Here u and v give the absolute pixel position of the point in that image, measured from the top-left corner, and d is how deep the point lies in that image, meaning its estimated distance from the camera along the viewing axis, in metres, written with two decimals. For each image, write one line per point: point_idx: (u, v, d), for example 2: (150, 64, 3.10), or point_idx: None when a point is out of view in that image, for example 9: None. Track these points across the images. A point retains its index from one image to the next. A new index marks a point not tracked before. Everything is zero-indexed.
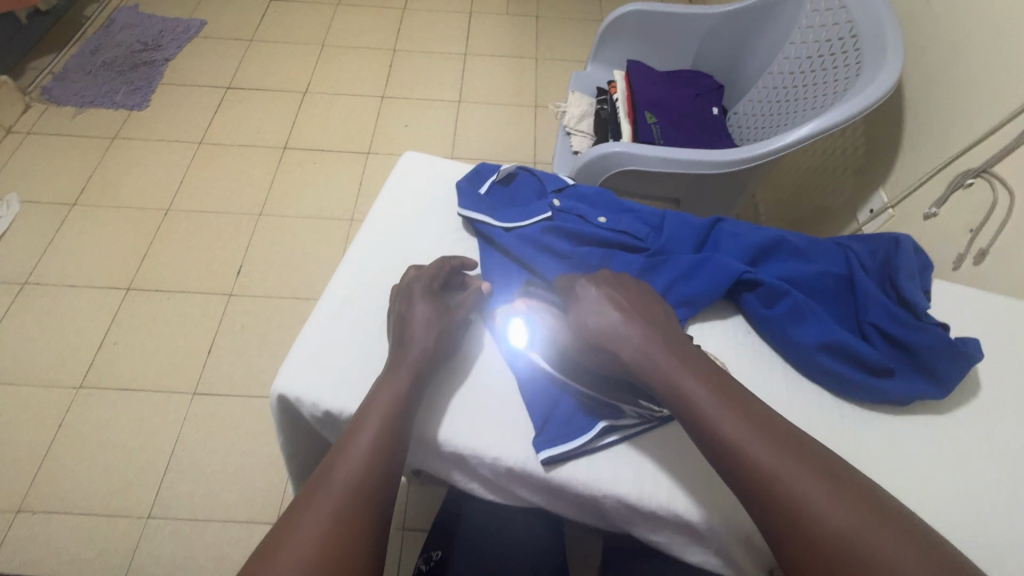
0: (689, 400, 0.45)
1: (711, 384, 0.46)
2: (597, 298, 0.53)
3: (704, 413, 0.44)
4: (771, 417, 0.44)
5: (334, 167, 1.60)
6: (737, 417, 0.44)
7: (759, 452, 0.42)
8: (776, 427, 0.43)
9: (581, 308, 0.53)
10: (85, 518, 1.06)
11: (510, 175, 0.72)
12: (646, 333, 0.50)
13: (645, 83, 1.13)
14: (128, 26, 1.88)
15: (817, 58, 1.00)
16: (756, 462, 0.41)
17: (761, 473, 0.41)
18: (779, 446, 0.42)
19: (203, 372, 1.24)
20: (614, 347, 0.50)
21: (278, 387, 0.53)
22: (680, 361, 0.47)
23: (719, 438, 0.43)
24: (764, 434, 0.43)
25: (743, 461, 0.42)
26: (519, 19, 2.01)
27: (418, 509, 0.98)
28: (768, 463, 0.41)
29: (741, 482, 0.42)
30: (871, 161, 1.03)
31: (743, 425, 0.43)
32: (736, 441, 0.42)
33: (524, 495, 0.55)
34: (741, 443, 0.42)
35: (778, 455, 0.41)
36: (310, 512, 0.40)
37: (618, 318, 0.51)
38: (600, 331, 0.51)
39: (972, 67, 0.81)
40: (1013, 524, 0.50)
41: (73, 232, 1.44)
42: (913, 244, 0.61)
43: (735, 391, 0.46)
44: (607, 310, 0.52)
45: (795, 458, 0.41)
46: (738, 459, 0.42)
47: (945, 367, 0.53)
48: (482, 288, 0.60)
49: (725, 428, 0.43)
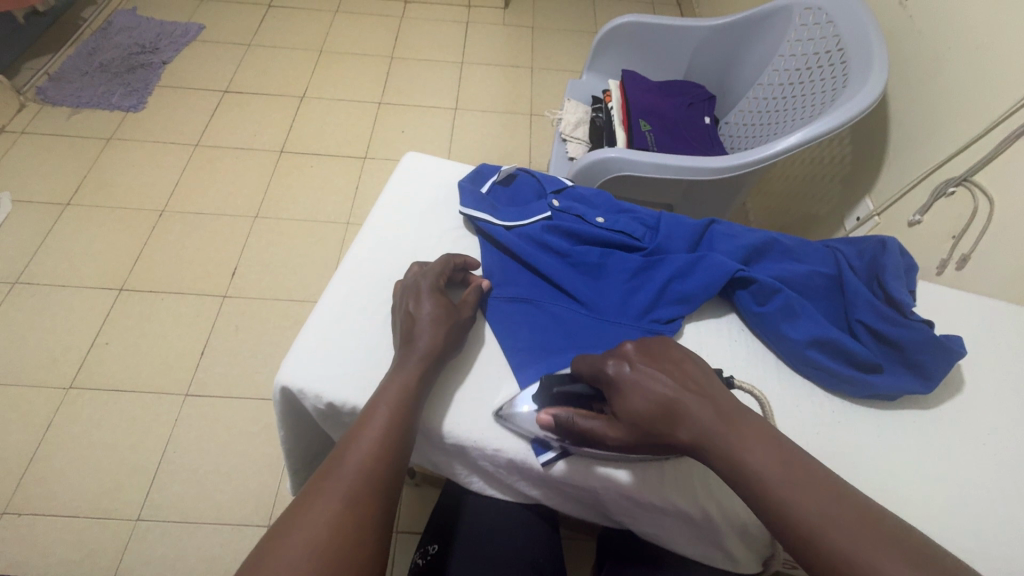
0: (758, 486, 0.41)
1: (778, 461, 0.41)
2: (637, 376, 0.47)
3: (775, 496, 0.40)
4: (847, 492, 0.40)
5: (331, 171, 1.61)
6: (812, 499, 0.39)
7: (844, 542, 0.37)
8: (854, 505, 0.39)
9: (620, 390, 0.48)
10: (73, 519, 1.05)
11: (510, 176, 0.74)
12: (698, 411, 0.44)
13: (640, 92, 1.15)
14: (126, 28, 1.89)
15: (806, 70, 1.03)
16: (841, 553, 0.37)
17: (851, 567, 0.36)
18: (864, 531, 0.38)
19: (196, 373, 1.23)
20: (666, 432, 0.45)
21: (281, 378, 0.54)
22: (739, 438, 0.43)
23: (796, 527, 0.39)
24: (844, 518, 0.38)
25: (827, 552, 0.38)
26: (515, 29, 2.04)
27: (412, 512, 0.98)
28: (855, 555, 0.37)
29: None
30: (858, 170, 1.06)
31: (818, 507, 0.39)
32: (817, 529, 0.38)
33: (523, 488, 0.56)
34: (822, 531, 0.38)
35: (865, 543, 0.37)
36: (324, 496, 0.41)
37: (663, 396, 0.46)
38: (646, 417, 0.46)
39: (954, 80, 0.84)
40: (996, 515, 0.51)
41: (66, 231, 1.43)
42: (899, 246, 0.64)
43: (805, 467, 0.41)
44: (650, 391, 0.46)
45: (883, 542, 0.37)
46: (821, 550, 0.38)
47: (929, 362, 0.55)
48: (484, 287, 0.61)
49: (802, 517, 0.39)
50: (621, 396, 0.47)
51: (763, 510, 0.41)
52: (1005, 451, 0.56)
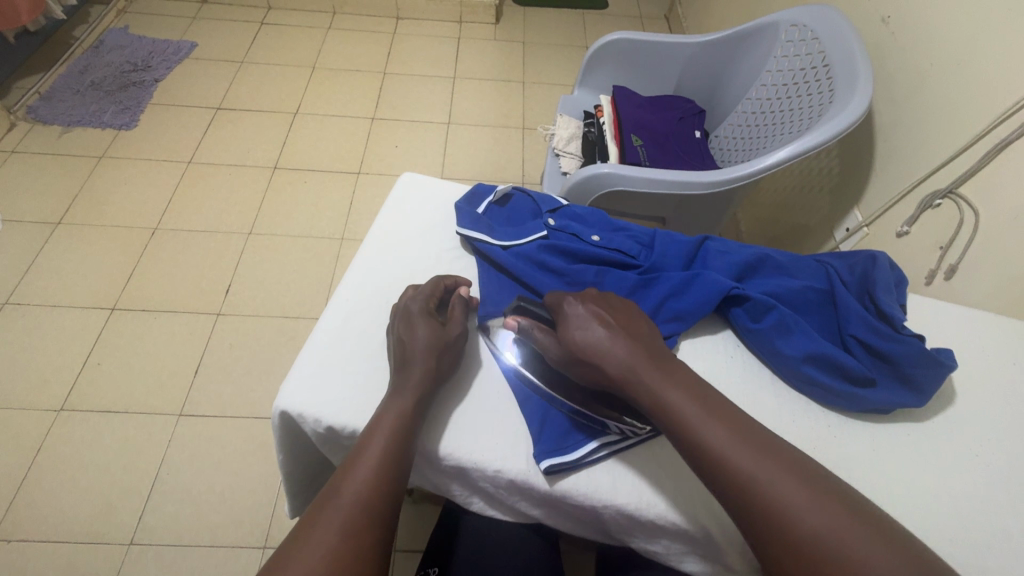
0: (672, 411, 0.46)
1: (694, 395, 0.47)
2: (584, 315, 0.53)
3: (687, 423, 0.45)
4: (750, 425, 0.45)
5: (325, 187, 1.61)
6: (719, 426, 0.44)
7: (742, 462, 0.42)
8: (754, 434, 0.44)
9: (567, 320, 0.53)
10: (64, 544, 1.03)
11: (506, 196, 0.75)
12: (629, 349, 0.50)
13: (632, 107, 1.17)
14: (118, 46, 1.89)
15: (792, 85, 1.06)
16: (740, 470, 0.42)
17: (745, 483, 0.42)
18: (762, 454, 0.43)
19: (190, 393, 1.22)
20: (597, 361, 0.50)
21: (280, 403, 0.54)
22: (661, 374, 0.48)
23: (699, 448, 0.44)
24: (746, 443, 0.43)
25: (727, 470, 0.43)
26: (506, 44, 2.07)
27: (409, 530, 0.97)
28: (751, 472, 0.42)
29: (725, 490, 0.43)
30: (846, 182, 1.08)
31: (723, 432, 0.44)
32: (720, 452, 0.43)
33: (524, 508, 0.56)
34: (725, 452, 0.43)
35: (763, 465, 0.42)
36: (320, 529, 0.41)
37: (602, 332, 0.51)
38: (583, 344, 0.51)
39: (937, 95, 0.86)
40: (990, 526, 0.52)
41: (57, 250, 1.42)
42: (888, 260, 0.65)
43: (717, 401, 0.47)
44: (591, 326, 0.52)
45: (775, 466, 0.42)
46: (722, 468, 0.43)
47: (921, 375, 0.56)
48: (466, 296, 0.62)
49: (706, 439, 0.44)
50: (566, 325, 0.53)
51: (674, 434, 0.46)
52: (997, 462, 0.57)
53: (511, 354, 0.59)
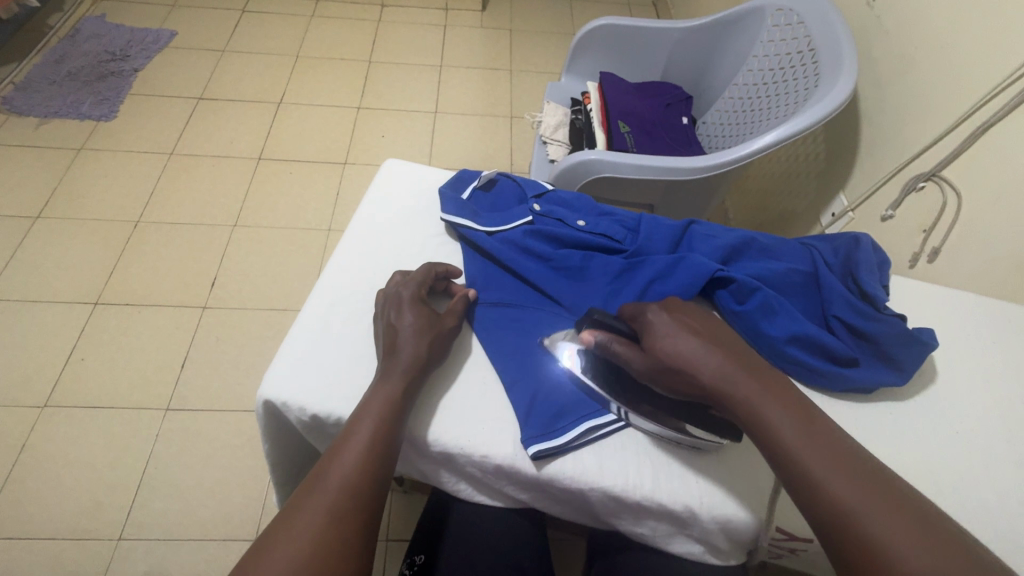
0: (769, 430, 0.44)
1: (793, 416, 0.44)
2: (672, 324, 0.51)
3: (782, 443, 0.43)
4: (855, 454, 0.42)
5: (311, 177, 1.59)
6: (818, 452, 0.42)
7: (845, 490, 0.40)
8: (860, 464, 0.41)
9: (652, 328, 0.51)
10: (51, 541, 1.02)
11: (490, 181, 0.74)
12: (722, 361, 0.48)
13: (619, 94, 1.16)
14: (95, 35, 1.84)
15: (778, 70, 1.05)
16: (841, 498, 0.40)
17: (850, 513, 0.39)
18: (866, 488, 0.40)
19: (176, 387, 1.21)
20: (686, 372, 0.48)
21: (263, 392, 0.53)
22: (756, 389, 0.46)
23: (800, 471, 0.42)
24: (849, 474, 0.40)
25: (828, 496, 0.40)
26: (493, 31, 2.04)
27: (401, 520, 0.97)
28: (852, 503, 0.39)
29: (821, 520, 0.40)
30: (832, 167, 1.09)
31: (824, 458, 0.41)
32: (823, 478, 0.41)
33: (511, 493, 0.56)
34: (823, 478, 0.41)
35: (867, 498, 0.39)
36: (306, 511, 0.41)
37: (691, 341, 0.49)
38: (671, 354, 0.49)
39: (920, 79, 0.87)
40: (969, 501, 0.53)
41: (36, 244, 1.39)
42: (871, 242, 0.65)
43: (818, 425, 0.44)
44: (680, 335, 0.50)
45: (885, 498, 0.39)
46: (819, 495, 0.40)
47: (902, 354, 0.57)
48: (470, 296, 0.61)
49: (807, 461, 0.42)
50: (652, 334, 0.51)
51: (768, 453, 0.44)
52: (977, 438, 0.58)
53: (572, 365, 0.55)
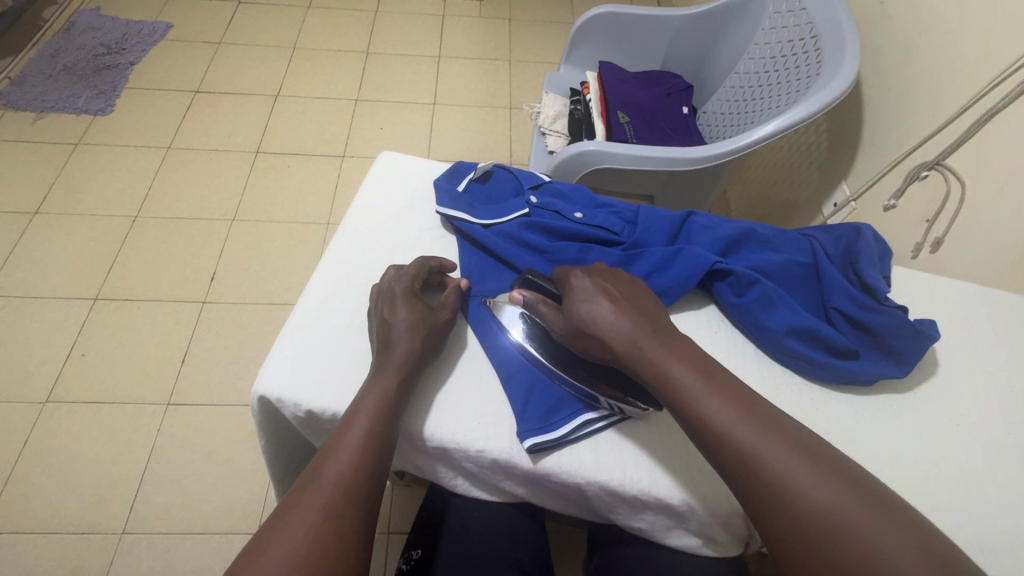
0: (675, 385, 0.46)
1: (696, 369, 0.46)
2: (590, 288, 0.53)
3: (689, 397, 0.45)
4: (753, 398, 0.45)
5: (309, 170, 1.58)
6: (723, 401, 0.44)
7: (744, 435, 0.42)
8: (758, 409, 0.44)
9: (573, 293, 0.53)
10: (55, 535, 1.03)
11: (487, 173, 0.73)
12: (632, 325, 0.50)
13: (618, 84, 1.15)
14: (90, 28, 1.83)
15: (780, 58, 1.04)
16: (741, 443, 0.42)
17: (750, 456, 0.42)
18: (766, 430, 0.43)
19: (177, 382, 1.21)
20: (600, 335, 0.50)
21: (258, 388, 0.53)
22: (663, 350, 0.48)
23: (703, 421, 0.44)
24: (751, 419, 0.43)
25: (730, 444, 0.43)
26: (492, 21, 2.02)
27: (401, 512, 0.98)
28: (754, 447, 0.42)
29: (728, 464, 0.43)
30: (834, 156, 1.08)
31: (728, 407, 0.44)
32: (723, 426, 0.43)
33: (508, 487, 0.56)
34: (727, 427, 0.43)
35: (767, 440, 0.42)
36: (302, 509, 0.41)
37: (605, 306, 0.51)
38: (588, 318, 0.51)
39: (924, 66, 0.85)
40: (970, 493, 0.53)
41: (35, 240, 1.39)
42: (873, 233, 0.64)
43: (722, 376, 0.46)
44: (598, 299, 0.52)
45: (777, 438, 0.42)
46: (724, 442, 0.43)
47: (904, 347, 0.56)
48: (462, 286, 0.60)
49: (709, 412, 0.44)
50: (571, 299, 0.53)
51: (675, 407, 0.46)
52: (979, 430, 0.57)
53: (516, 329, 0.58)
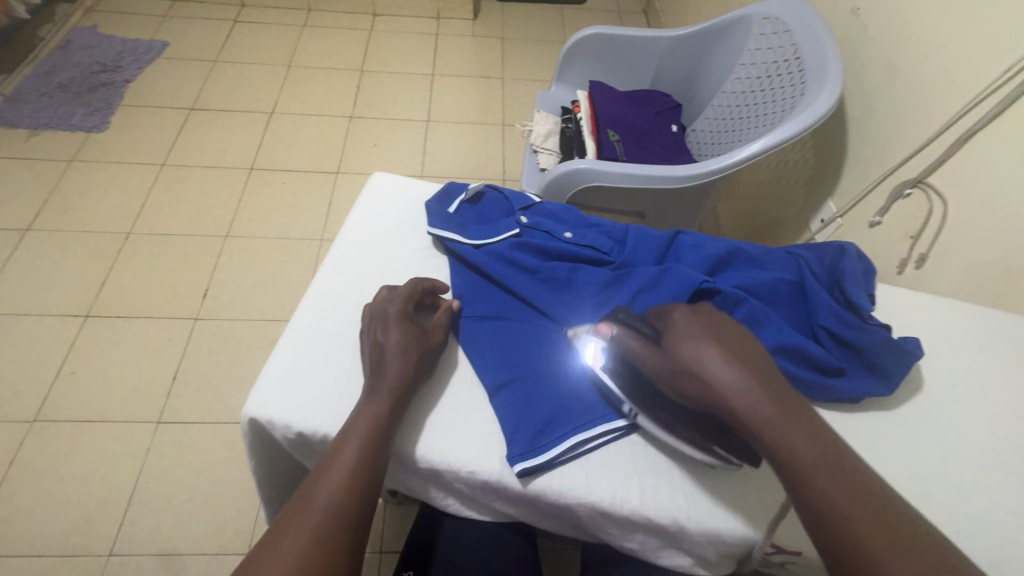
0: (785, 450, 0.43)
1: (811, 440, 0.43)
2: (696, 335, 0.49)
3: (800, 465, 0.42)
4: (873, 485, 0.41)
5: (303, 187, 1.59)
6: (840, 485, 0.40)
7: (857, 523, 0.39)
8: (878, 500, 0.40)
9: (677, 332, 0.50)
10: (41, 557, 1.01)
11: (477, 194, 0.74)
12: (747, 374, 0.46)
13: (608, 102, 1.17)
14: (86, 46, 1.84)
15: (766, 78, 1.06)
16: (851, 528, 0.39)
17: (858, 543, 0.38)
18: (887, 527, 0.38)
19: (167, 400, 1.20)
20: (705, 386, 0.47)
21: (249, 409, 0.53)
22: (779, 412, 0.44)
23: (809, 493, 0.41)
24: (869, 508, 0.39)
25: (836, 524, 0.39)
26: (485, 40, 2.05)
27: (394, 531, 0.97)
28: (868, 538, 0.38)
29: (830, 545, 0.39)
30: (820, 173, 1.10)
31: (842, 489, 0.40)
32: (835, 505, 0.40)
33: (500, 508, 0.56)
34: (841, 508, 0.40)
35: (886, 535, 0.38)
36: (294, 532, 0.41)
37: (712, 352, 0.47)
38: (694, 365, 0.47)
39: (904, 87, 0.88)
40: (957, 509, 0.53)
41: (27, 257, 1.38)
42: (856, 251, 0.66)
43: (841, 452, 0.42)
44: (707, 347, 0.48)
45: (899, 537, 0.38)
46: (830, 521, 0.39)
47: (888, 364, 0.57)
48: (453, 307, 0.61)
49: (823, 486, 0.41)
50: (676, 338, 0.50)
51: (787, 473, 0.42)
52: (965, 446, 0.58)
53: (592, 360, 0.55)
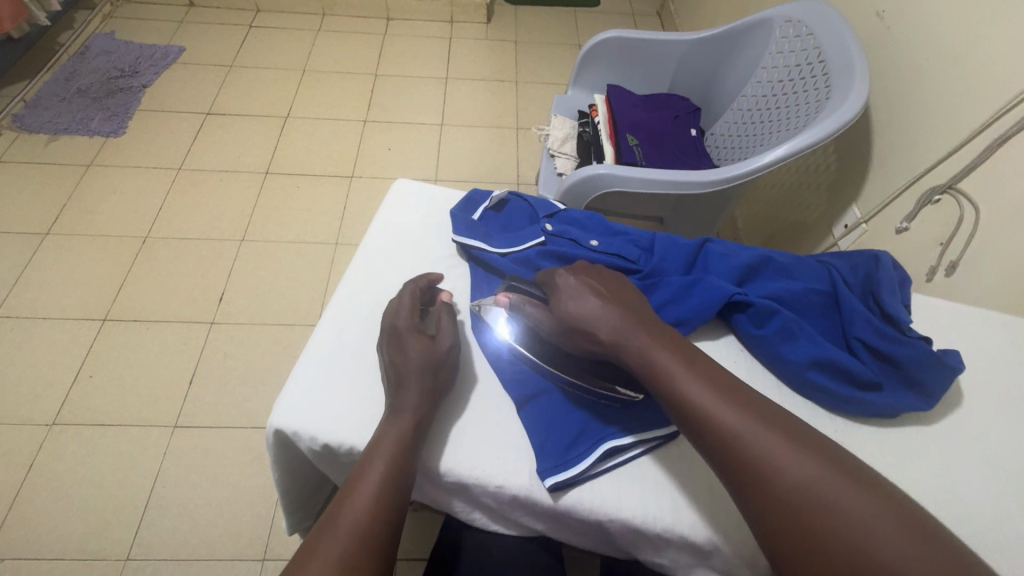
0: (661, 373, 0.48)
1: (680, 357, 0.49)
2: (574, 286, 0.55)
3: (675, 383, 0.47)
4: (734, 383, 0.47)
5: (318, 191, 1.59)
6: (709, 389, 0.46)
7: (728, 419, 0.44)
8: (739, 393, 0.46)
9: (558, 289, 0.56)
10: (59, 561, 1.01)
11: (502, 201, 0.74)
12: (619, 314, 0.52)
13: (626, 106, 1.16)
14: (104, 52, 1.86)
15: (788, 82, 1.04)
16: (723, 427, 0.44)
17: (732, 438, 0.43)
18: (752, 415, 0.44)
19: (184, 404, 1.20)
20: (587, 329, 0.52)
21: (274, 421, 0.52)
22: (648, 338, 0.50)
23: (687, 406, 0.46)
24: (736, 403, 0.45)
25: (713, 428, 0.44)
26: (498, 43, 2.05)
27: (412, 539, 0.96)
28: (737, 430, 0.43)
29: (712, 447, 0.44)
30: (843, 178, 1.08)
31: (711, 393, 0.46)
32: (707, 409, 0.45)
33: (527, 522, 0.55)
34: (712, 411, 0.44)
35: (751, 423, 0.43)
36: (321, 558, 0.40)
37: (591, 299, 0.54)
38: (575, 312, 0.53)
39: (933, 91, 0.86)
40: (1001, 529, 0.51)
41: (46, 261, 1.40)
42: (892, 260, 0.64)
43: (704, 364, 0.48)
44: (585, 295, 0.54)
45: (764, 423, 0.44)
46: (709, 426, 0.44)
47: (929, 379, 0.55)
48: (446, 301, 0.60)
49: (694, 397, 0.46)
50: (558, 295, 0.55)
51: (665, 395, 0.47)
52: (1007, 463, 0.56)
53: (504, 331, 0.59)
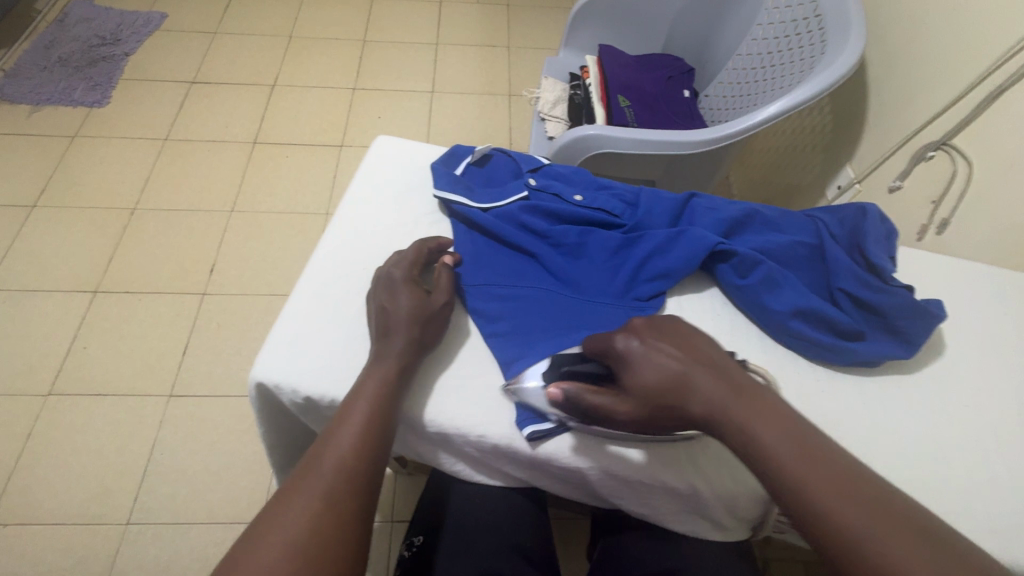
0: (766, 456, 0.41)
1: (790, 437, 0.41)
2: (648, 351, 0.47)
3: (788, 471, 0.40)
4: (855, 469, 0.40)
5: (307, 160, 1.57)
6: (826, 478, 0.39)
7: (851, 518, 0.37)
8: (861, 483, 0.39)
9: (628, 357, 0.48)
10: (60, 526, 1.03)
11: (485, 156, 0.73)
12: (709, 383, 0.45)
13: (618, 67, 1.13)
14: (84, 19, 1.81)
15: (783, 38, 1.02)
16: (845, 526, 0.37)
17: (857, 541, 0.37)
18: (877, 513, 0.37)
19: (178, 373, 1.21)
20: (673, 403, 0.45)
21: (256, 374, 0.52)
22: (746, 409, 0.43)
23: (799, 499, 0.39)
24: (855, 497, 0.38)
25: (834, 529, 0.37)
26: (490, 7, 1.99)
27: (405, 499, 0.98)
28: (862, 531, 0.37)
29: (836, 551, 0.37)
30: (838, 138, 1.06)
31: (829, 483, 0.39)
32: (825, 505, 0.38)
33: (510, 472, 0.55)
34: (828, 504, 0.38)
35: (878, 522, 0.37)
36: (303, 494, 0.40)
37: (672, 368, 0.46)
38: (657, 386, 0.46)
39: (929, 44, 0.84)
40: (978, 473, 0.52)
41: (34, 234, 1.38)
42: (879, 212, 0.64)
43: (816, 444, 0.41)
44: (662, 362, 0.47)
45: (892, 520, 0.37)
46: (829, 524, 0.38)
47: (910, 327, 0.55)
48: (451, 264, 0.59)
49: (811, 488, 0.39)
50: (631, 368, 0.47)
51: (773, 483, 0.40)
52: (986, 411, 0.57)
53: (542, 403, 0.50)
